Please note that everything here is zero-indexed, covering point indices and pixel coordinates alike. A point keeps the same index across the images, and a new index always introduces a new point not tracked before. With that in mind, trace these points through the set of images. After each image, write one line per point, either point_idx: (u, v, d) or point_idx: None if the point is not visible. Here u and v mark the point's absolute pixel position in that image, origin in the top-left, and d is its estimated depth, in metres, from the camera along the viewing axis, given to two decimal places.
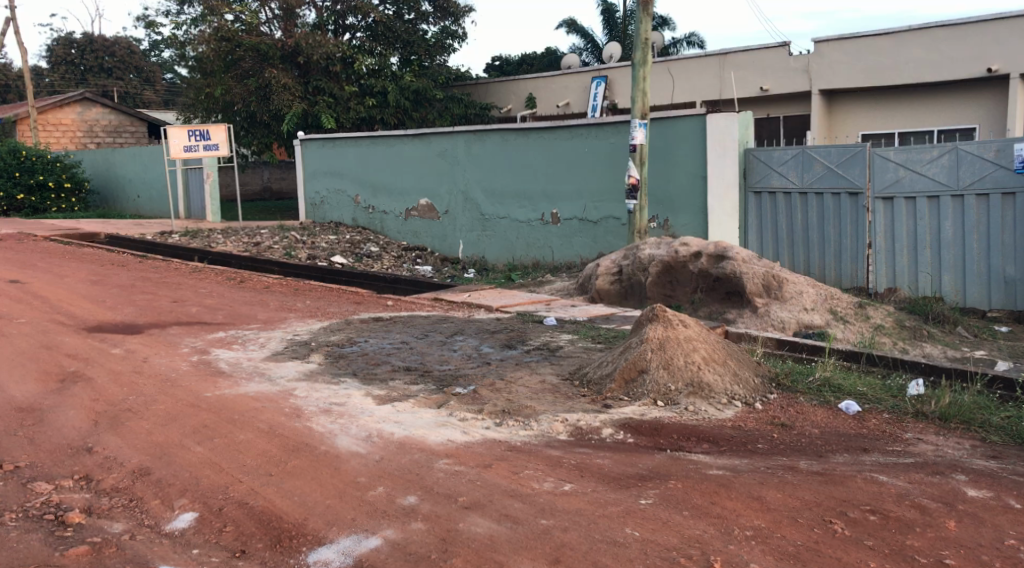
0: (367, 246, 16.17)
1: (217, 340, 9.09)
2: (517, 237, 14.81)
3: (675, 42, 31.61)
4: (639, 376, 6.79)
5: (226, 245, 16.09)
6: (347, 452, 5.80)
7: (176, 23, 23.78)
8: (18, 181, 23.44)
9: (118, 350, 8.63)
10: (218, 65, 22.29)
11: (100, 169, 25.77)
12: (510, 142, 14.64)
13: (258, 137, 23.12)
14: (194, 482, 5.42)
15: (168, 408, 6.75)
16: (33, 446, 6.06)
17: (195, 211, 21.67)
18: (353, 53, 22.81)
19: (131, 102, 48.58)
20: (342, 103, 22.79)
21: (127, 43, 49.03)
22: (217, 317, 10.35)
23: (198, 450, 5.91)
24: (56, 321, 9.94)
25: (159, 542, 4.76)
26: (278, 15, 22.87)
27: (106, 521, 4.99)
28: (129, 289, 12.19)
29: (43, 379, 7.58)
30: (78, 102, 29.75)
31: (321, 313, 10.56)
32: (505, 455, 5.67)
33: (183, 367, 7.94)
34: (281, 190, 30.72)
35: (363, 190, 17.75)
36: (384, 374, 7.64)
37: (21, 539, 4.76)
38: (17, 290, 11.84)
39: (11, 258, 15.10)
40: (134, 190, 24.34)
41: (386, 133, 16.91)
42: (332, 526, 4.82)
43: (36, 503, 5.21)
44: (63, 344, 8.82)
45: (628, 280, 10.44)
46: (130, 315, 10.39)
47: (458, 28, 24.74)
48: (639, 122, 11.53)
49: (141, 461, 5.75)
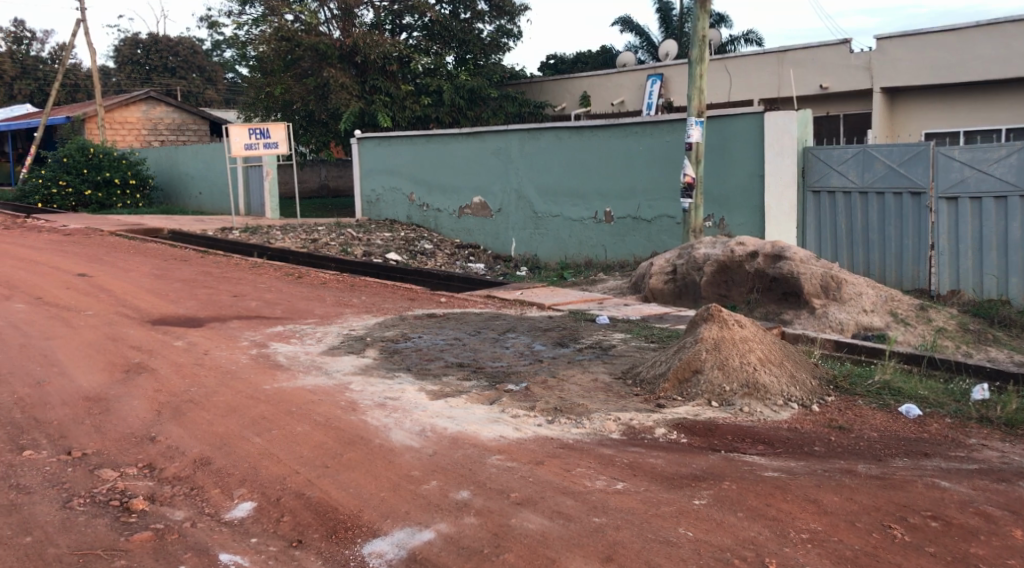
0: (421, 244, 16.30)
1: (276, 334, 9.25)
2: (569, 235, 14.79)
3: (733, 39, 31.14)
4: (693, 376, 6.74)
5: (284, 242, 16.32)
6: (400, 446, 5.87)
7: (238, 23, 24.30)
8: (86, 178, 24.05)
9: (181, 342, 8.83)
10: (277, 65, 23.05)
11: (164, 167, 26.35)
12: (565, 140, 14.64)
13: (315, 136, 23.80)
14: (253, 472, 5.54)
15: (229, 400, 6.91)
16: (100, 434, 6.25)
17: (255, 208, 22.09)
18: (409, 52, 23.02)
19: (194, 101, 49.77)
20: (398, 102, 22.98)
21: (191, 43, 50.07)
22: (276, 312, 10.55)
23: (256, 441, 6.04)
24: (122, 314, 10.22)
25: (219, 530, 4.87)
26: (336, 15, 23.13)
27: (168, 509, 5.12)
28: (192, 284, 12.47)
29: (110, 370, 7.80)
30: (143, 101, 30.52)
31: (376, 310, 10.68)
32: (558, 452, 5.68)
33: (243, 360, 8.09)
34: (338, 188, 31.11)
35: (417, 187, 17.89)
36: (437, 369, 7.70)
37: (89, 524, 4.93)
38: (84, 284, 12.19)
39: (80, 252, 15.55)
40: (196, 187, 24.85)
41: (441, 131, 17.04)
42: (387, 518, 4.89)
43: (103, 489, 5.38)
44: (128, 336, 9.06)
45: (682, 279, 10.35)
46: (193, 309, 10.64)
47: (513, 27, 24.80)
48: (696, 120, 11.39)
49: (202, 451, 5.90)
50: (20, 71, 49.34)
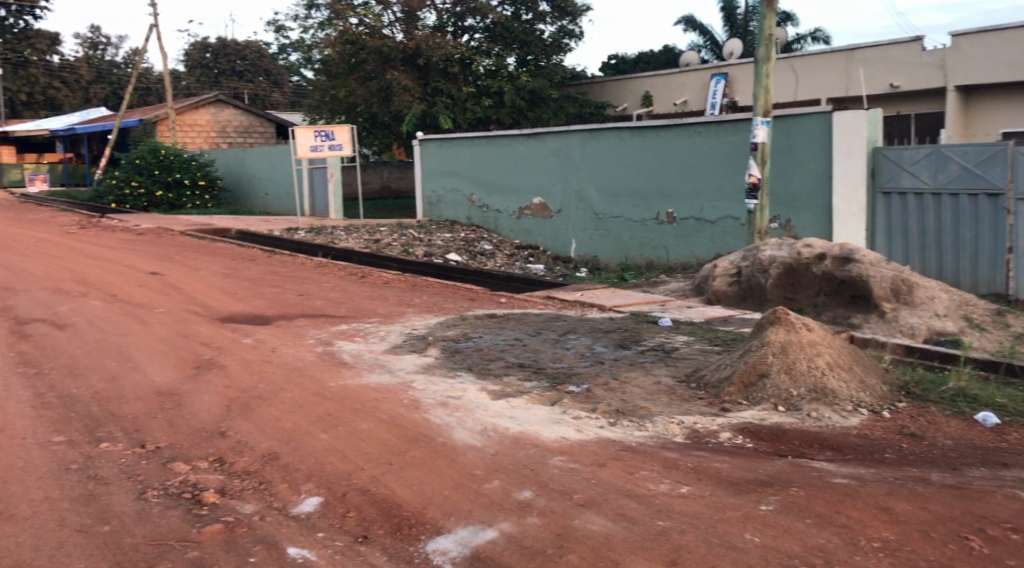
0: (481, 245, 16.36)
1: (340, 332, 9.38)
2: (631, 236, 14.69)
3: (800, 38, 30.59)
4: (759, 380, 6.63)
5: (347, 242, 16.54)
6: (463, 445, 5.90)
7: (303, 27, 24.73)
8: (158, 179, 24.70)
9: (249, 340, 9.02)
10: (342, 68, 23.44)
11: (232, 169, 26.92)
12: (627, 140, 14.55)
13: (378, 137, 24.14)
14: (320, 468, 5.63)
15: (295, 396, 7.03)
16: (172, 428, 6.41)
17: (319, 208, 22.43)
18: (471, 54, 23.13)
19: (261, 104, 50.78)
20: (460, 103, 23.10)
21: (258, 47, 51.10)
22: (340, 310, 10.70)
23: (322, 437, 6.13)
24: (193, 311, 10.48)
25: (287, 524, 4.96)
26: (400, 18, 23.38)
27: (237, 502, 5.24)
28: (259, 283, 12.72)
29: (182, 365, 8.01)
30: (212, 104, 31.26)
31: (437, 309, 10.75)
32: (621, 455, 5.64)
33: (308, 358, 8.23)
34: (399, 189, 31.41)
35: (477, 188, 17.97)
36: (498, 370, 7.72)
37: (162, 515, 5.06)
38: (156, 282, 12.53)
39: (152, 251, 15.99)
40: (263, 188, 25.33)
41: (501, 132, 17.09)
42: (450, 516, 4.92)
43: (176, 481, 5.52)
44: (198, 333, 9.28)
45: (747, 281, 10.22)
46: (260, 307, 10.86)
47: (575, 27, 24.75)
48: (761, 120, 11.22)
49: (270, 446, 6.01)
50: (95, 75, 50.96)
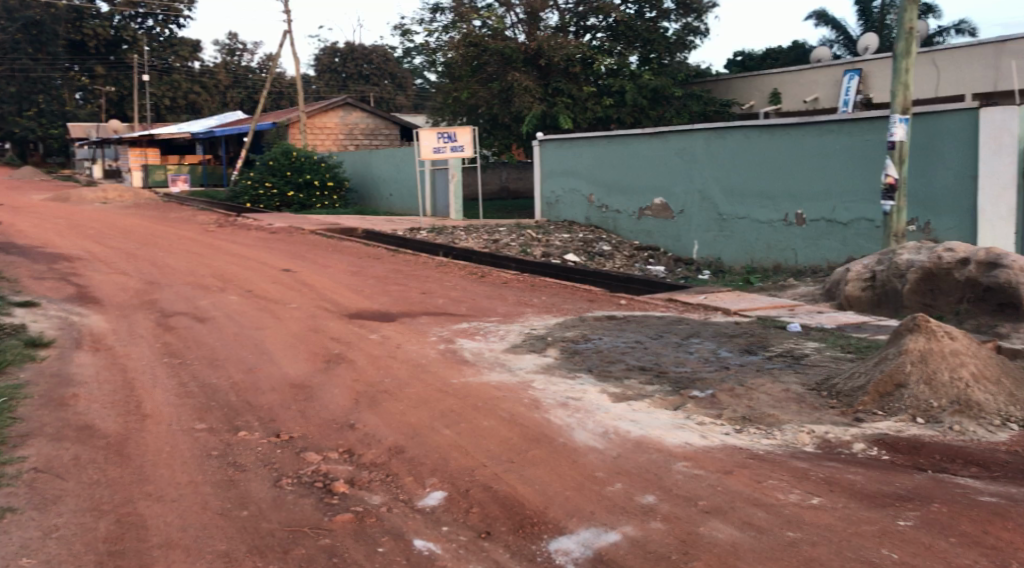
0: (600, 246, 16.26)
1: (461, 331, 9.52)
2: (756, 238, 14.31)
3: (942, 31, 29.13)
4: (896, 390, 6.35)
5: (468, 242, 16.75)
6: (585, 447, 5.88)
7: (428, 30, 25.21)
8: (289, 180, 25.72)
9: (375, 336, 9.26)
10: (465, 70, 23.78)
11: (358, 170, 27.71)
12: (753, 140, 14.22)
13: (499, 139, 24.39)
14: (444, 463, 5.72)
15: (419, 392, 7.17)
16: (305, 419, 6.65)
17: (441, 208, 22.84)
18: (593, 54, 23.04)
19: (386, 107, 52.12)
20: (580, 103, 23.06)
21: (384, 51, 52.46)
22: (461, 309, 10.86)
23: (446, 433, 6.23)
24: (322, 307, 10.86)
25: (413, 516, 5.07)
26: (522, 19, 23.56)
27: (365, 493, 5.39)
28: (384, 281, 13.06)
29: (313, 359, 8.30)
30: (340, 107, 32.29)
31: (557, 310, 10.76)
32: (747, 463, 5.50)
33: (432, 354, 8.38)
34: (518, 190, 31.61)
35: (597, 189, 17.88)
36: (618, 372, 7.65)
37: (296, 502, 5.26)
38: (288, 278, 13.05)
39: (283, 249, 16.64)
40: (387, 189, 25.97)
41: (623, 132, 16.97)
42: (573, 516, 4.92)
43: (308, 470, 5.72)
44: (327, 328, 9.59)
45: (881, 286, 9.77)
46: (385, 304, 11.15)
47: (701, 24, 24.31)
48: (899, 118, 10.74)
49: (397, 439, 6.15)
50: (232, 81, 53.45)
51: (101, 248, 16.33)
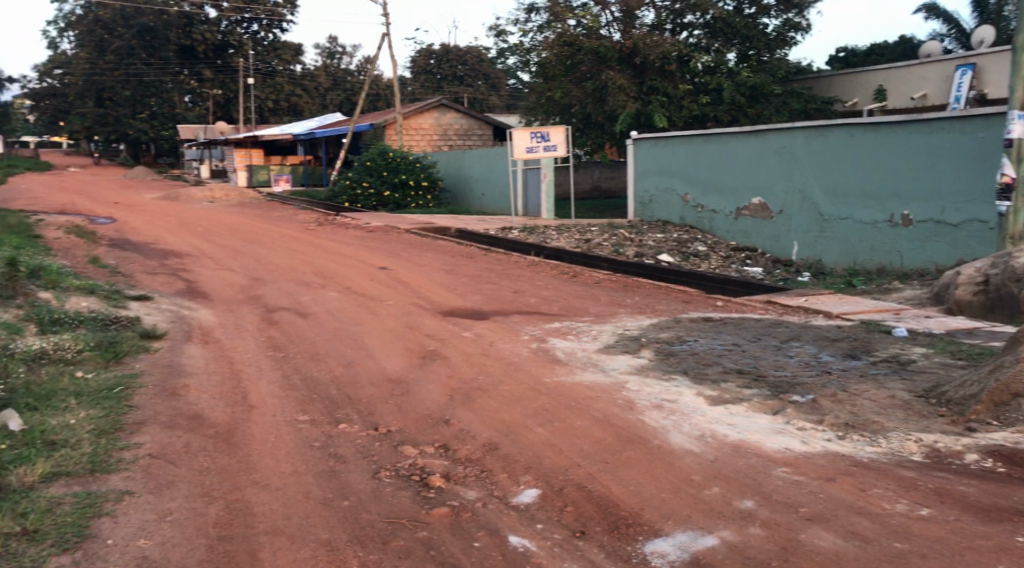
0: (695, 246, 16.03)
1: (554, 330, 9.53)
2: (859, 239, 13.87)
3: None
4: (1013, 399, 6.06)
5: (560, 241, 16.73)
6: (681, 449, 5.82)
7: (523, 30, 25.30)
8: (385, 180, 26.21)
9: (469, 333, 9.36)
10: (559, 70, 23.81)
11: (452, 170, 28.00)
12: (858, 138, 13.80)
13: (592, 138, 24.28)
14: (538, 461, 5.75)
15: (513, 390, 7.21)
16: (401, 414, 6.77)
17: (533, 208, 22.91)
18: (689, 51, 22.72)
19: (479, 107, 52.54)
20: (676, 101, 22.77)
21: (478, 52, 52.88)
22: (554, 308, 10.87)
23: (540, 431, 6.25)
24: (417, 305, 11.03)
25: (508, 513, 5.11)
26: (618, 17, 23.40)
27: (461, 487, 5.46)
28: (477, 279, 13.18)
29: (409, 355, 8.45)
30: (435, 108, 32.72)
31: (651, 311, 10.66)
32: (851, 470, 5.35)
33: (525, 353, 8.43)
34: (611, 189, 31.41)
35: (692, 188, 17.64)
36: (715, 375, 7.52)
37: (394, 495, 5.37)
38: (385, 276, 13.30)
39: (380, 248, 16.97)
40: (481, 189, 26.17)
41: (720, 130, 16.70)
42: (668, 519, 4.89)
43: (405, 464, 5.83)
44: (423, 325, 9.73)
45: (995, 291, 9.35)
46: (478, 302, 11.25)
47: (802, 20, 23.73)
48: (1017, 113, 10.25)
49: (491, 436, 6.20)
50: (332, 83, 54.75)
51: (209, 245, 16.97)
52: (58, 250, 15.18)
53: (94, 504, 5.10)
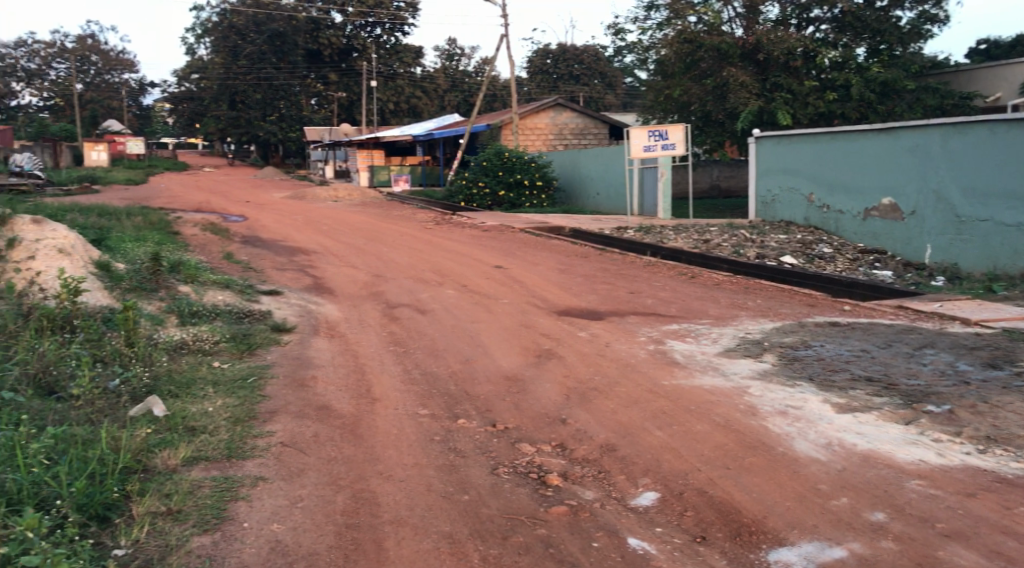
0: (820, 247, 15.51)
1: (672, 332, 9.41)
2: (1000, 242, 13.13)
3: None
4: None
5: (678, 242, 16.48)
6: (806, 457, 5.65)
7: (642, 28, 25.02)
8: (501, 180, 26.44)
9: (585, 333, 9.35)
10: (679, 67, 23.50)
11: (567, 169, 27.98)
12: (1000, 135, 13.08)
13: (711, 136, 23.80)
14: (657, 464, 5.69)
15: (630, 391, 7.16)
16: (518, 411, 6.83)
17: (648, 208, 22.66)
18: (816, 47, 21.90)
19: (595, 106, 52.40)
20: (800, 98, 22.01)
21: (595, 51, 52.72)
22: (671, 310, 10.73)
23: (659, 434, 6.18)
24: (533, 304, 11.08)
25: (626, 514, 5.09)
26: (741, 13, 22.88)
27: (579, 487, 5.46)
28: (592, 279, 13.13)
29: (525, 353, 8.50)
30: (551, 107, 32.79)
31: (773, 314, 10.39)
32: (993, 486, 5.09)
33: (642, 354, 8.35)
34: (730, 189, 30.72)
35: (817, 188, 17.09)
36: (843, 382, 7.25)
37: (513, 491, 5.41)
38: (500, 275, 13.42)
39: (495, 247, 17.14)
40: (595, 188, 26.06)
41: (848, 128, 16.13)
42: (793, 528, 4.79)
43: (523, 461, 5.87)
44: (539, 324, 9.78)
45: None
46: (594, 302, 11.21)
47: (939, 11, 22.63)
48: None
49: (608, 437, 6.17)
50: (450, 84, 55.65)
51: (332, 242, 17.51)
52: (195, 245, 15.97)
53: (231, 488, 5.35)
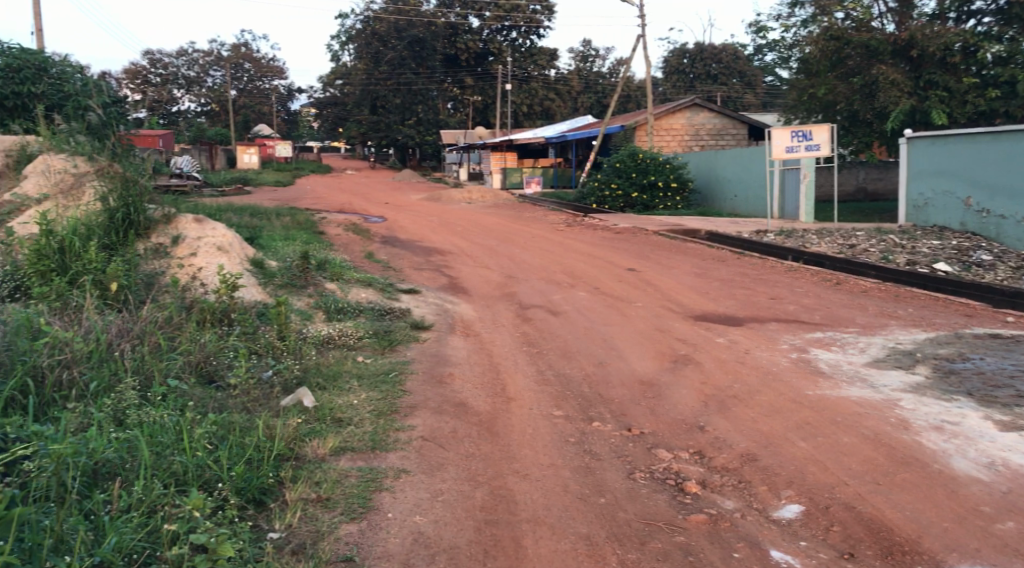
0: (977, 254, 14.63)
1: (816, 340, 9.09)
2: None
3: None
4: None
5: (821, 246, 15.88)
6: (965, 476, 5.36)
7: (786, 26, 24.30)
8: (635, 182, 26.21)
9: (723, 339, 9.15)
10: (824, 65, 22.67)
11: (703, 170, 27.43)
12: None
13: (858, 136, 22.94)
14: (801, 476, 5.51)
15: (771, 400, 6.96)
16: (655, 417, 6.75)
17: (789, 211, 21.95)
18: (977, 41, 20.44)
19: (732, 106, 51.21)
20: (958, 96, 20.80)
21: (734, 50, 51.52)
22: (815, 317, 10.36)
23: (802, 445, 5.98)
24: (669, 308, 10.93)
25: (769, 526, 4.97)
26: (893, 8, 21.93)
27: (719, 496, 5.36)
28: (730, 284, 12.85)
29: (660, 358, 8.40)
30: (688, 108, 32.26)
31: (926, 324, 9.87)
32: None
33: (783, 362, 8.11)
34: (878, 191, 29.36)
35: (976, 191, 16.12)
36: (1005, 399, 6.82)
37: (650, 497, 5.36)
38: (634, 278, 13.30)
39: (630, 249, 17.00)
40: (732, 190, 25.44)
41: (1014, 127, 15.17)
42: (951, 551, 4.59)
43: (659, 467, 5.80)
44: (675, 329, 9.65)
45: None
46: (732, 308, 10.96)
47: None
48: None
49: (749, 446, 6.02)
50: (584, 85, 55.66)
51: (467, 243, 17.81)
52: (338, 245, 16.60)
53: (376, 479, 5.53)
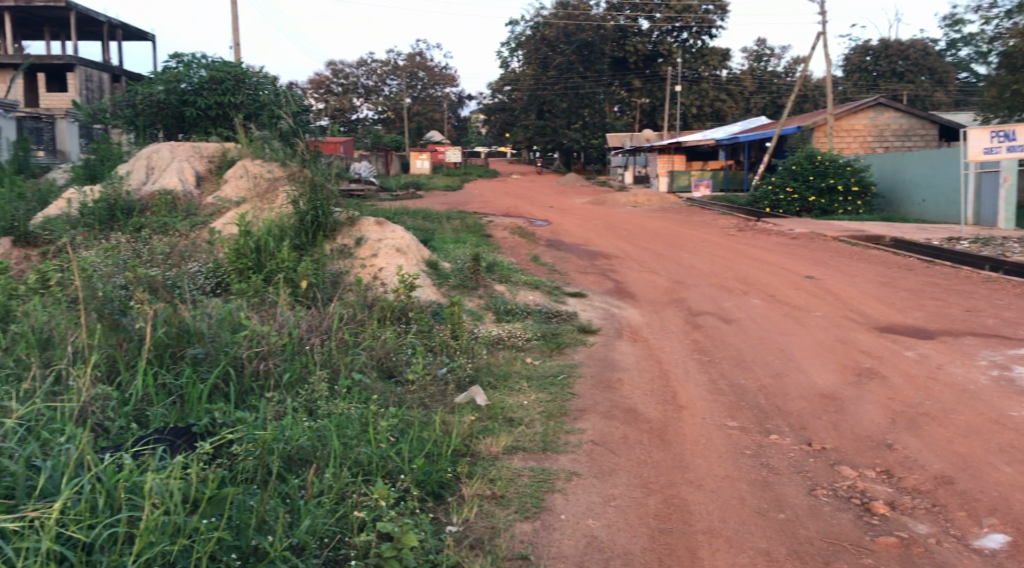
0: None
1: (1019, 357, 8.40)
2: None
3: None
4: None
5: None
6: None
7: (986, 18, 22.65)
8: (812, 185, 25.16)
9: (912, 353, 8.62)
10: None
11: (887, 173, 25.95)
12: None
13: None
14: (1005, 504, 5.12)
15: (969, 420, 6.49)
16: (837, 432, 6.44)
17: (985, 217, 20.43)
18: None
19: (920, 105, 48.19)
20: None
21: (923, 45, 48.44)
22: (1018, 332, 9.58)
23: (1007, 470, 5.55)
24: (850, 318, 10.41)
25: (969, 556, 4.67)
26: None
27: (910, 519, 5.05)
28: (919, 294, 12.09)
29: (842, 370, 8.01)
30: (871, 107, 30.68)
31: None
32: None
33: (981, 380, 7.54)
34: None
35: None
36: None
37: (834, 515, 5.12)
38: (812, 286, 12.75)
39: (807, 256, 16.32)
40: (920, 194, 23.94)
41: None
42: None
43: (843, 485, 5.53)
44: (858, 341, 9.18)
45: None
46: (922, 320, 10.30)
47: None
48: None
49: (944, 468, 5.65)
50: (758, 86, 54.01)
51: (634, 248, 17.65)
52: (507, 248, 16.86)
53: (549, 480, 5.57)
